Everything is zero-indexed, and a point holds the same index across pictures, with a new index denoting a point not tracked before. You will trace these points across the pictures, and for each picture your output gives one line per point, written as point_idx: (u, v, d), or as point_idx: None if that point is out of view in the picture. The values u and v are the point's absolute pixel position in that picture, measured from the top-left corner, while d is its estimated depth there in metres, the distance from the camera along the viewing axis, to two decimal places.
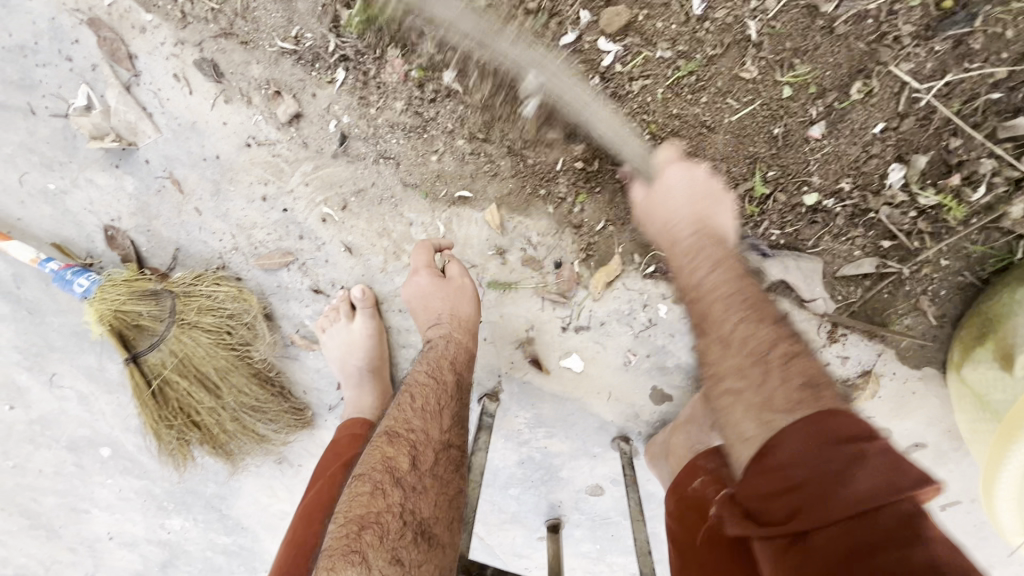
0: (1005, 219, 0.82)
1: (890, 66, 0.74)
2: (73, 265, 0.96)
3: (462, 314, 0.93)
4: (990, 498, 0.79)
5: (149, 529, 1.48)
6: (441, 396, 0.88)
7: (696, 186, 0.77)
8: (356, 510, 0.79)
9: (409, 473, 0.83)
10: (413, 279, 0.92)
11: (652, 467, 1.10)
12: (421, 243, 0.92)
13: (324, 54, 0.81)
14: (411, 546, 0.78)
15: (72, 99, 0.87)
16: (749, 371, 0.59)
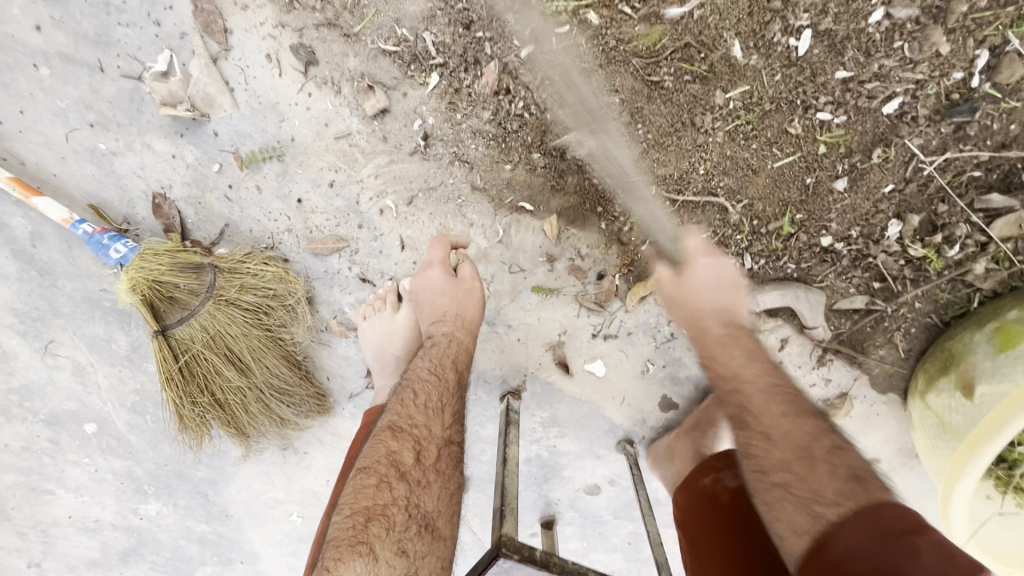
0: (969, 274, 0.98)
1: (906, 140, 0.89)
2: (109, 230, 0.93)
3: (467, 314, 0.96)
4: (945, 503, 0.91)
5: (118, 514, 1.40)
6: (443, 394, 0.91)
7: (720, 279, 0.91)
8: (362, 502, 0.81)
9: (414, 468, 0.86)
10: (428, 272, 0.96)
11: (653, 467, 1.18)
12: (438, 238, 0.97)
13: (421, 58, 0.87)
14: (415, 538, 0.82)
15: (151, 63, 0.88)
16: (794, 463, 0.71)
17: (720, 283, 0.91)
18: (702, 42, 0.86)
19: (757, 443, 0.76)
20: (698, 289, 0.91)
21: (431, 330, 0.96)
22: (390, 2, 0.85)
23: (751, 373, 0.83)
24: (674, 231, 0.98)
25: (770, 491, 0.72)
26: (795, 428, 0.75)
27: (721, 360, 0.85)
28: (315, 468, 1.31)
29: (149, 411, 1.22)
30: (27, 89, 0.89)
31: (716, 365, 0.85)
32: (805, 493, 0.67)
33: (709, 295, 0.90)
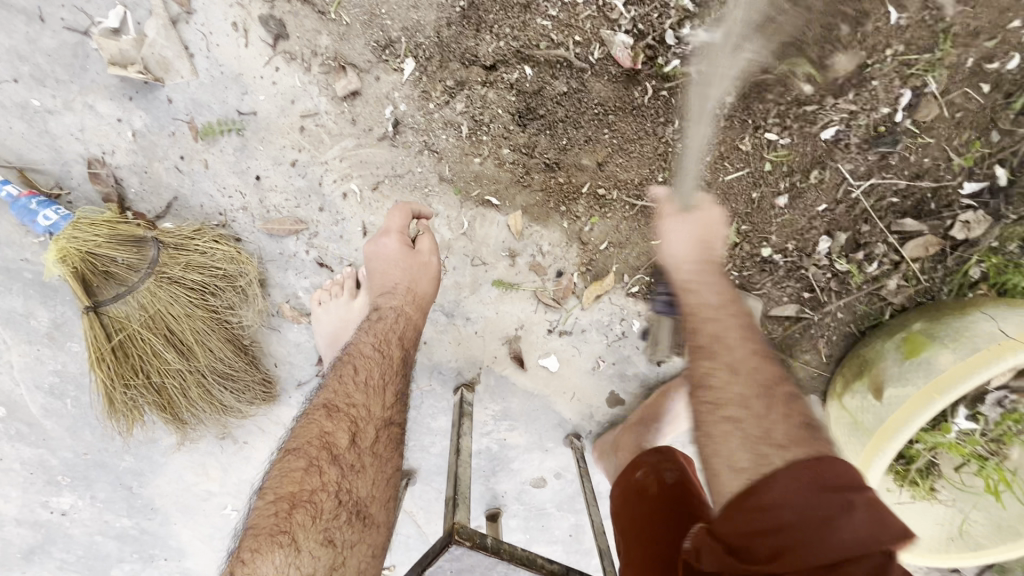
0: (882, 289, 1.09)
1: (838, 164, 0.99)
2: (37, 194, 0.87)
3: (419, 290, 0.94)
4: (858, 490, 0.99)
5: (24, 508, 1.30)
6: (386, 371, 0.90)
7: (694, 232, 0.83)
8: (289, 487, 0.79)
9: (348, 451, 0.84)
10: (383, 239, 0.92)
11: (599, 462, 1.22)
12: (399, 206, 0.93)
13: (396, 44, 0.86)
14: (345, 527, 0.78)
15: (102, 19, 0.82)
16: (752, 400, 0.69)
17: (710, 230, 0.83)
18: (672, 55, 0.92)
19: (718, 376, 0.72)
20: (684, 227, 0.83)
21: (381, 302, 0.94)
22: None
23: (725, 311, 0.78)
24: (628, 233, 1.04)
25: (715, 423, 0.69)
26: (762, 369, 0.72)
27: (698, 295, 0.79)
28: (254, 459, 1.26)
29: (69, 395, 1.13)
30: None
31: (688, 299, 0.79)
32: (756, 433, 0.65)
33: (692, 235, 0.82)
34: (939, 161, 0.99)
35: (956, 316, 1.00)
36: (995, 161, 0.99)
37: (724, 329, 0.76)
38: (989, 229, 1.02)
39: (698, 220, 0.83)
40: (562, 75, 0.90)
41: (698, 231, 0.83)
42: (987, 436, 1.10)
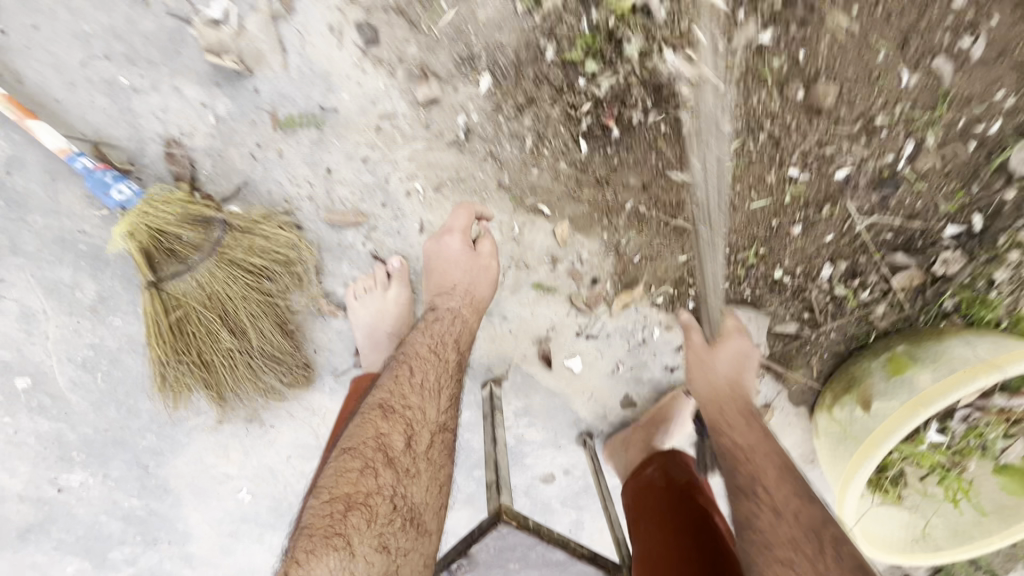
0: (872, 314, 1.22)
1: (847, 201, 1.12)
2: (112, 168, 0.89)
3: (477, 293, 0.99)
4: (841, 497, 1.13)
5: (28, 484, 1.27)
6: (441, 374, 0.93)
7: (733, 356, 0.98)
8: (344, 488, 0.80)
9: (403, 454, 0.85)
10: (448, 237, 0.99)
11: (609, 457, 1.29)
12: (465, 205, 1.00)
13: (478, 60, 0.93)
14: (399, 533, 0.79)
15: (204, 9, 0.86)
16: (802, 542, 0.77)
17: (745, 358, 0.98)
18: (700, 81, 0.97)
19: (763, 516, 0.81)
20: (722, 358, 0.97)
21: (442, 304, 0.99)
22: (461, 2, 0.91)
23: (759, 446, 0.89)
24: (661, 246, 1.12)
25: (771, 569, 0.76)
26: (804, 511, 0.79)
27: (733, 433, 0.91)
28: (278, 444, 1.28)
29: (102, 369, 1.13)
30: (52, 6, 0.84)
31: (728, 437, 0.91)
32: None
33: (726, 374, 0.96)
34: (929, 206, 1.13)
35: (935, 342, 1.13)
36: (975, 210, 1.12)
37: (761, 466, 0.86)
38: (964, 267, 1.16)
39: (730, 352, 0.98)
40: (636, 103, 0.98)
41: (733, 360, 0.98)
42: (951, 448, 1.27)
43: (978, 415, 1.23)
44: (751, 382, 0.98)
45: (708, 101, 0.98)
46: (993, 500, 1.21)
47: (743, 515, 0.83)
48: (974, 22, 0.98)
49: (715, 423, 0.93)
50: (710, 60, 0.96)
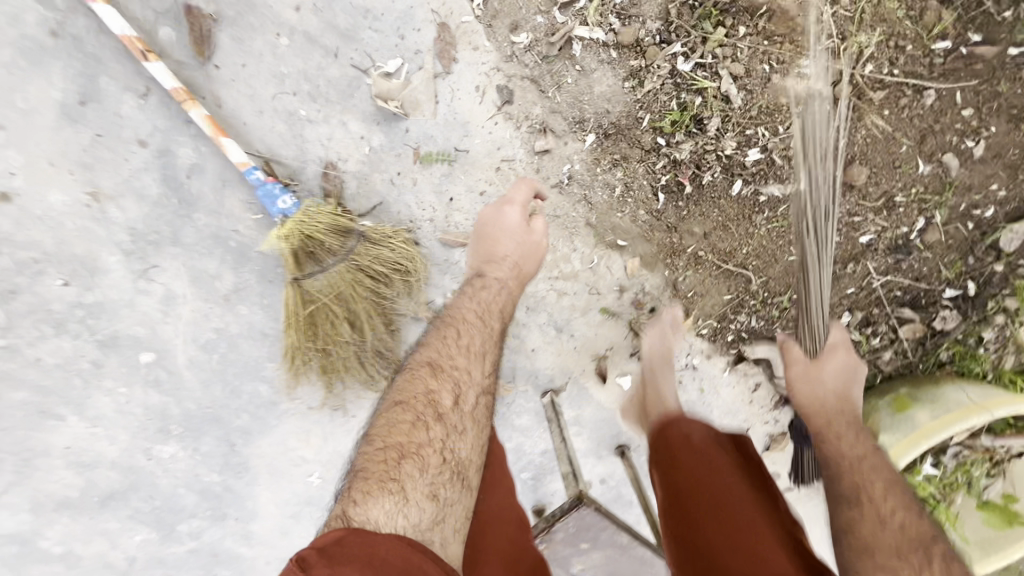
0: (880, 358, 1.42)
1: (868, 261, 1.33)
2: (277, 181, 1.06)
3: (525, 266, 1.08)
4: None
5: (122, 454, 1.32)
6: (485, 339, 1.00)
7: (843, 374, 1.11)
8: (397, 438, 0.88)
9: (451, 412, 0.92)
10: (508, 208, 1.09)
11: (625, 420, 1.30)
12: (525, 180, 1.10)
13: (589, 122, 1.15)
14: (447, 484, 0.87)
15: (381, 64, 1.08)
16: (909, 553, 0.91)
17: (850, 375, 1.12)
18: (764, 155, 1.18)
19: (866, 524, 0.95)
20: (831, 373, 1.11)
21: (493, 273, 1.06)
22: (583, 76, 1.13)
23: (868, 459, 1.02)
24: (711, 285, 1.29)
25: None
26: (913, 526, 0.94)
27: (840, 443, 1.05)
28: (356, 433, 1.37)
29: (219, 351, 1.26)
30: (261, 50, 1.05)
31: (835, 445, 1.05)
32: None
33: (834, 389, 1.10)
34: (932, 271, 1.35)
35: (932, 387, 1.34)
36: (969, 278, 1.34)
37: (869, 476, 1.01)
38: (959, 325, 1.37)
39: (832, 369, 1.11)
40: (708, 169, 1.19)
41: (841, 377, 1.11)
42: (942, 482, 1.46)
43: (966, 453, 1.43)
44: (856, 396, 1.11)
45: (769, 173, 1.19)
46: (976, 532, 1.41)
47: (847, 520, 0.97)
48: (977, 129, 1.21)
49: (823, 433, 1.07)
50: (770, 142, 1.17)
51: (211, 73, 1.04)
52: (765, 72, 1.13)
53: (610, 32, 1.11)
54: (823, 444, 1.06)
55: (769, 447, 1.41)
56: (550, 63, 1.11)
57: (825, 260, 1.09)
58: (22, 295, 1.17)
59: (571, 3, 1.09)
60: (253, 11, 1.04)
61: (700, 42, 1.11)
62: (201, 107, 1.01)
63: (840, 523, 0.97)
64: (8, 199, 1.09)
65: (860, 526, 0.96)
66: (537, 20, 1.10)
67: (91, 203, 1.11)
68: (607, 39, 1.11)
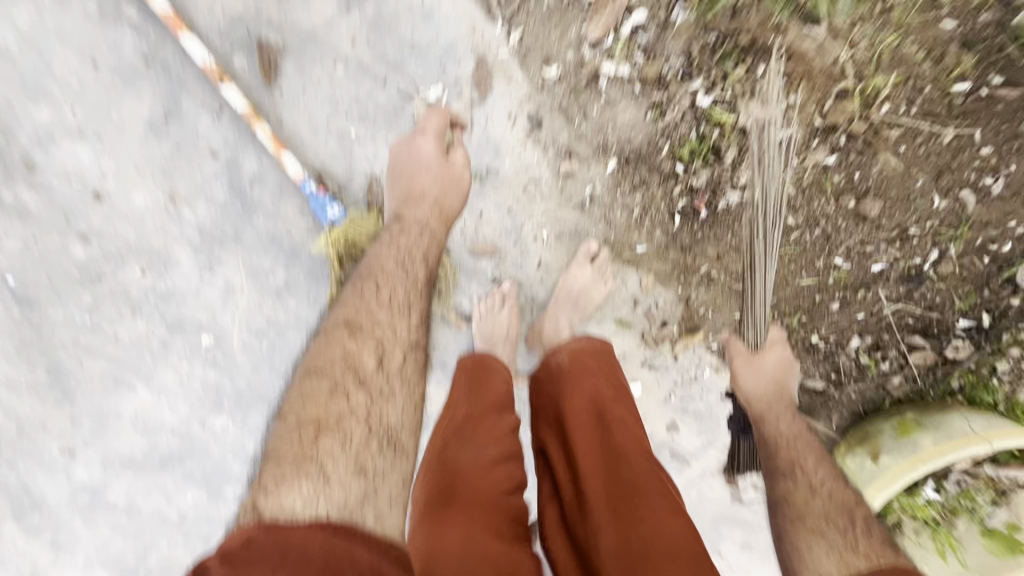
0: (889, 381, 1.44)
1: (879, 289, 1.36)
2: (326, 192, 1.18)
3: (448, 204, 1.17)
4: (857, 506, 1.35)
5: (180, 421, 1.49)
6: (409, 291, 1.11)
7: (779, 364, 1.31)
8: (315, 415, 0.93)
9: (376, 374, 1.01)
10: (422, 137, 1.17)
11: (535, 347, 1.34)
12: (438, 109, 1.18)
13: (611, 148, 1.24)
14: (376, 454, 0.93)
15: (425, 93, 1.19)
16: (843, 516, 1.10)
17: (786, 368, 1.31)
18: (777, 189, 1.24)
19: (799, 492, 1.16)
20: (772, 362, 1.32)
21: (412, 212, 1.16)
22: (608, 107, 1.21)
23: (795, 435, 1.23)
24: (723, 302, 1.36)
25: (808, 538, 1.09)
26: (839, 493, 1.14)
27: (777, 422, 1.25)
28: None
29: (269, 338, 1.41)
30: (319, 78, 1.18)
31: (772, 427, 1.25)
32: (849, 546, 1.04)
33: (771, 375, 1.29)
34: (946, 301, 1.36)
35: (938, 412, 1.36)
36: (984, 309, 1.36)
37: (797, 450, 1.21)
38: (971, 355, 1.38)
39: (778, 361, 1.32)
40: (724, 195, 1.26)
41: (778, 365, 1.32)
42: (944, 506, 1.48)
43: (969, 480, 1.47)
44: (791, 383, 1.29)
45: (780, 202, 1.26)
46: (980, 559, 1.40)
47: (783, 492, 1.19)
48: (996, 167, 1.24)
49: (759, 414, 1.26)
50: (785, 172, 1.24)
51: (276, 97, 1.17)
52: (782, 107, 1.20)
53: (634, 68, 1.19)
54: (763, 425, 1.26)
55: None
56: (577, 95, 1.21)
57: (770, 247, 1.28)
58: (106, 280, 1.34)
59: (599, 41, 1.18)
60: (314, 42, 1.16)
61: (720, 78, 1.19)
62: (265, 123, 1.15)
63: (780, 494, 1.19)
64: (100, 198, 1.26)
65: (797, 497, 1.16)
66: (567, 56, 1.19)
67: (169, 205, 1.27)
68: (631, 74, 1.19)
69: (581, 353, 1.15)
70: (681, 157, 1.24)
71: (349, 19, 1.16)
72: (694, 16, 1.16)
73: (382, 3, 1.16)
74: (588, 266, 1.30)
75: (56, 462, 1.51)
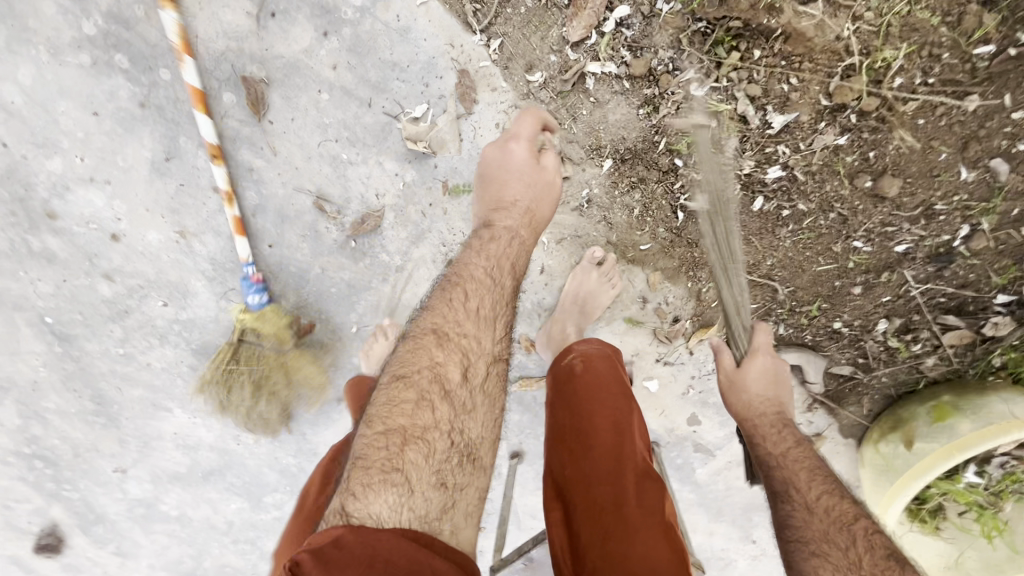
0: (922, 363, 1.35)
1: (904, 270, 1.27)
2: (258, 282, 1.28)
3: (540, 211, 1.16)
4: (888, 501, 1.27)
5: (219, 439, 1.58)
6: (495, 302, 1.09)
7: (774, 369, 1.29)
8: (400, 423, 0.95)
9: (460, 387, 1.02)
10: (515, 143, 1.15)
11: (539, 350, 1.35)
12: (531, 113, 1.15)
13: (604, 148, 1.21)
14: (455, 467, 0.97)
15: (410, 110, 1.19)
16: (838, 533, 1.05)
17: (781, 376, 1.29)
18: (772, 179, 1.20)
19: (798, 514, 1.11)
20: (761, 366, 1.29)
21: (502, 220, 1.14)
22: (598, 108, 1.18)
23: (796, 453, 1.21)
24: (736, 294, 1.32)
25: (806, 561, 1.05)
26: (835, 509, 1.08)
27: (767, 441, 1.23)
28: None
29: None
30: (306, 105, 1.19)
31: (762, 445, 1.24)
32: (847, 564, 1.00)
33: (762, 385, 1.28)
34: (981, 278, 1.25)
35: (977, 395, 1.24)
36: None
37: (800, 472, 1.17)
38: (1014, 331, 1.27)
39: (768, 364, 1.29)
40: (727, 188, 1.21)
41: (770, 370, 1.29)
42: (988, 489, 1.38)
43: (1014, 462, 1.35)
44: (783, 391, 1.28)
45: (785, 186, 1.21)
46: None
47: (787, 518, 1.12)
48: None
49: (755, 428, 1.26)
50: (792, 158, 1.18)
51: (267, 129, 1.20)
52: (784, 90, 1.13)
53: (622, 65, 1.15)
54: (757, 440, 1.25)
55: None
56: (567, 99, 1.18)
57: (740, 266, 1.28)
58: (133, 314, 1.42)
59: (582, 40, 1.14)
60: (297, 71, 1.17)
61: (714, 67, 1.13)
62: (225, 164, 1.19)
63: (779, 520, 1.13)
64: (117, 239, 1.32)
65: (795, 514, 1.11)
66: (551, 59, 1.16)
67: (180, 240, 1.32)
68: (619, 72, 1.15)
69: (594, 358, 1.11)
70: (678, 151, 1.19)
71: (327, 45, 1.16)
72: (682, 3, 1.10)
73: (359, 25, 1.15)
74: (594, 270, 1.28)
75: (111, 480, 1.62)
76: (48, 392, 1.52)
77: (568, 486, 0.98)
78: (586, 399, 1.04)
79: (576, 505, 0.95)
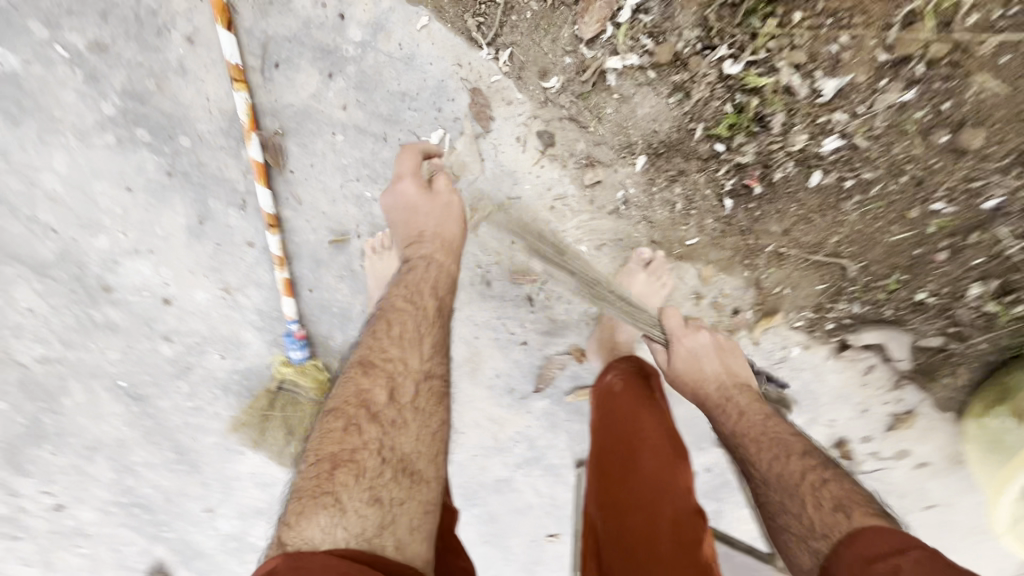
0: None
1: (999, 227, 1.10)
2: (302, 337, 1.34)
3: (448, 231, 1.12)
4: (1003, 484, 1.18)
5: (292, 472, 1.63)
6: (420, 323, 1.05)
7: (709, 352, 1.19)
8: (329, 448, 0.90)
9: (388, 406, 0.96)
10: (402, 183, 1.10)
11: (593, 359, 1.29)
12: (408, 149, 1.11)
13: (636, 145, 1.13)
14: (392, 484, 0.89)
15: (426, 138, 1.16)
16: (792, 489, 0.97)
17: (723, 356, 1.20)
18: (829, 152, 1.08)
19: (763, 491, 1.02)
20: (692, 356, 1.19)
21: (418, 252, 1.12)
22: (622, 103, 1.10)
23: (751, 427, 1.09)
24: (801, 277, 1.21)
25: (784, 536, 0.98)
26: (789, 469, 0.99)
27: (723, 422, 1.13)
28: (467, 444, 1.49)
29: None
30: (322, 149, 1.17)
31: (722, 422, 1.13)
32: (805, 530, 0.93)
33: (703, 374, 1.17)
34: None
35: None
36: None
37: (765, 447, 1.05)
38: None
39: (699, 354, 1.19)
40: (779, 167, 1.10)
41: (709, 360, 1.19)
42: None
43: None
44: (729, 375, 1.18)
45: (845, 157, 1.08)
46: None
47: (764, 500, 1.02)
48: None
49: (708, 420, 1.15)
50: (850, 125, 1.06)
51: (288, 178, 1.19)
52: (833, 52, 1.00)
53: (643, 54, 1.06)
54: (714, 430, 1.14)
55: (893, 426, 1.35)
56: (589, 100, 1.11)
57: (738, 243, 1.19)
58: (196, 369, 1.47)
59: (596, 36, 1.05)
60: (308, 117, 1.15)
61: (749, 39, 1.01)
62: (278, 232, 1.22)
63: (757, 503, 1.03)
64: (169, 303, 1.37)
65: (763, 489, 1.02)
66: (566, 61, 1.08)
67: (225, 295, 1.35)
68: (642, 62, 1.06)
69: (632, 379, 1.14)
70: (718, 137, 1.09)
71: (334, 86, 1.13)
72: None
73: (362, 61, 1.11)
74: (641, 271, 1.21)
75: (202, 519, 1.71)
76: (134, 448, 1.61)
77: (604, 530, 1.02)
78: (628, 424, 1.08)
79: (611, 545, 0.99)
